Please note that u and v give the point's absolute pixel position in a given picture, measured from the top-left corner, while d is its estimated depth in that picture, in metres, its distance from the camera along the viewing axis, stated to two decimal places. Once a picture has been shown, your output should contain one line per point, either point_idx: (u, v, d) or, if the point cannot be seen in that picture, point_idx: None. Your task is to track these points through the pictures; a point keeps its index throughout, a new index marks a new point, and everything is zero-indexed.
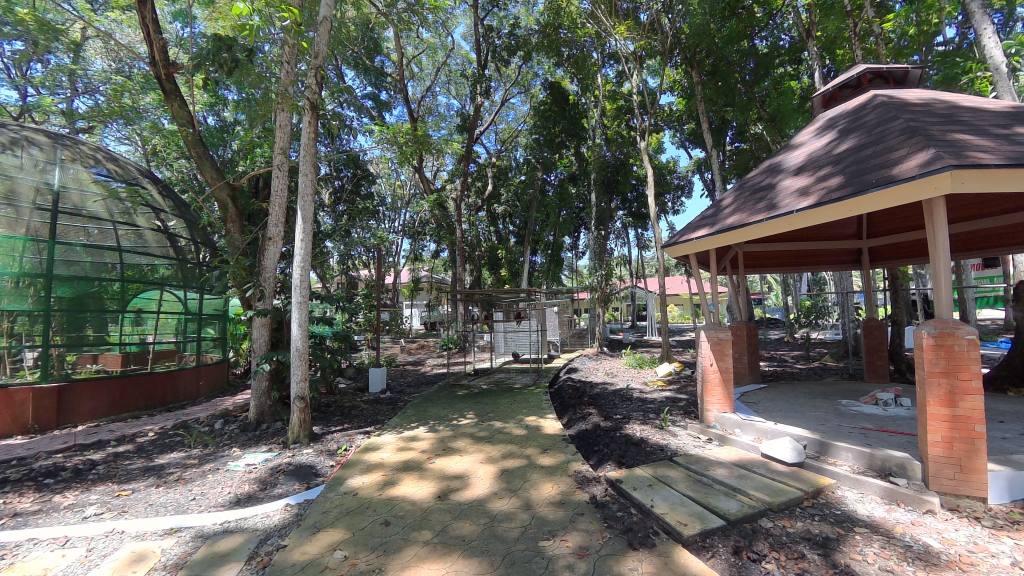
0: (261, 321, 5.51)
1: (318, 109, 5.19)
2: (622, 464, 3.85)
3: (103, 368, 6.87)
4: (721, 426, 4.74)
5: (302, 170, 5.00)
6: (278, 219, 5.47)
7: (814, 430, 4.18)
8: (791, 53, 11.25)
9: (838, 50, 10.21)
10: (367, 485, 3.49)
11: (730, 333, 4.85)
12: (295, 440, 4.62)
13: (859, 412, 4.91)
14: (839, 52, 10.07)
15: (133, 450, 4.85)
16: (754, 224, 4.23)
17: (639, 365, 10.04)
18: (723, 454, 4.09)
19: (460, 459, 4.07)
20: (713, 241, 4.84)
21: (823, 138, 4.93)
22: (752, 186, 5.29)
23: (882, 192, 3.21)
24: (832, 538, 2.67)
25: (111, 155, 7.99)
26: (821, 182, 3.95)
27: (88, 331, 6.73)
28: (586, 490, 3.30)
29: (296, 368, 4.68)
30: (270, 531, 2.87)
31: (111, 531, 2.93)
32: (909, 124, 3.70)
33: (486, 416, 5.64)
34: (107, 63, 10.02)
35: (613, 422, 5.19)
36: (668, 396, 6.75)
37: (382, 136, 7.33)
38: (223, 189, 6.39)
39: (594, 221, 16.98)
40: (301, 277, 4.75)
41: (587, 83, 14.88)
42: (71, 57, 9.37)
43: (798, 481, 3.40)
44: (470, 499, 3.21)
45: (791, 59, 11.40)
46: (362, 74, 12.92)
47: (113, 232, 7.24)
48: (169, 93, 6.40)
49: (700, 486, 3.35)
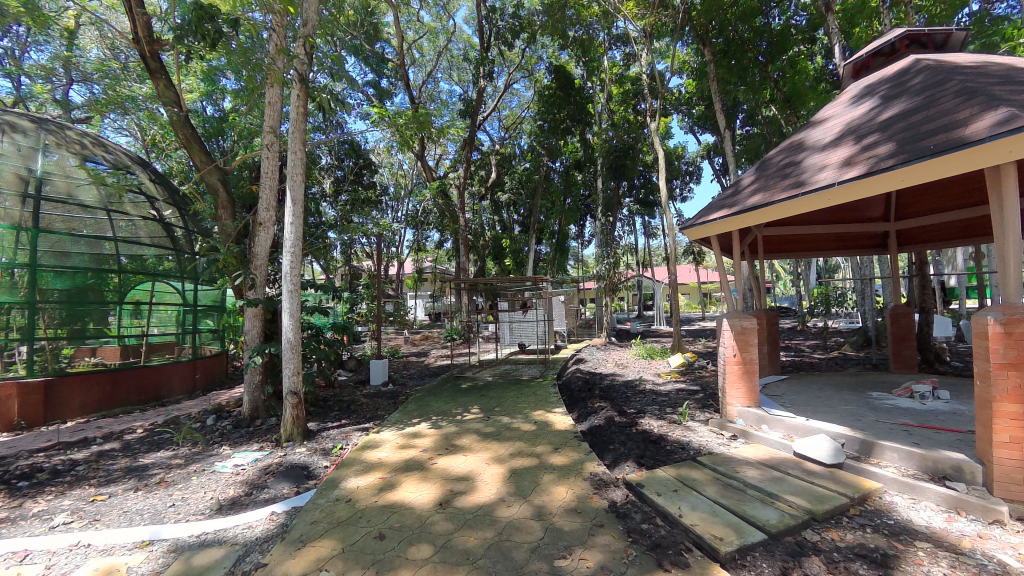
0: (253, 311, 5.20)
1: (308, 81, 4.68)
2: (641, 465, 3.50)
3: (101, 360, 6.80)
4: (745, 421, 4.39)
5: (290, 147, 4.56)
6: (268, 203, 5.14)
7: (853, 427, 3.81)
8: (807, 31, 10.70)
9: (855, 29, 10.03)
10: (363, 489, 3.17)
11: (756, 322, 4.48)
12: (288, 438, 4.32)
13: (895, 405, 4.54)
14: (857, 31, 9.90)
15: (119, 448, 4.61)
16: (786, 199, 3.80)
17: (649, 356, 9.63)
18: (752, 452, 3.75)
19: (465, 459, 3.74)
20: (736, 221, 4.39)
21: (857, 106, 4.47)
22: (774, 162, 4.83)
23: (945, 157, 2.78)
24: (890, 554, 2.35)
25: (101, 141, 7.68)
26: (861, 151, 3.52)
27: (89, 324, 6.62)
28: (604, 496, 2.95)
29: (288, 362, 4.35)
30: (251, 545, 2.55)
31: (76, 544, 2.63)
32: (965, 84, 3.28)
33: (491, 410, 5.32)
34: (101, 51, 9.77)
35: (627, 417, 4.87)
36: (683, 388, 6.41)
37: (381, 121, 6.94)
38: (213, 173, 6.10)
39: (602, 209, 16.51)
40: (292, 264, 4.41)
41: (592, 67, 14.52)
42: (64, 45, 9.12)
43: (840, 485, 3.07)
44: (475, 505, 2.87)
45: (805, 38, 10.87)
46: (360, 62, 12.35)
47: (108, 222, 7.07)
48: (153, 72, 6.05)
49: (732, 492, 3.00)
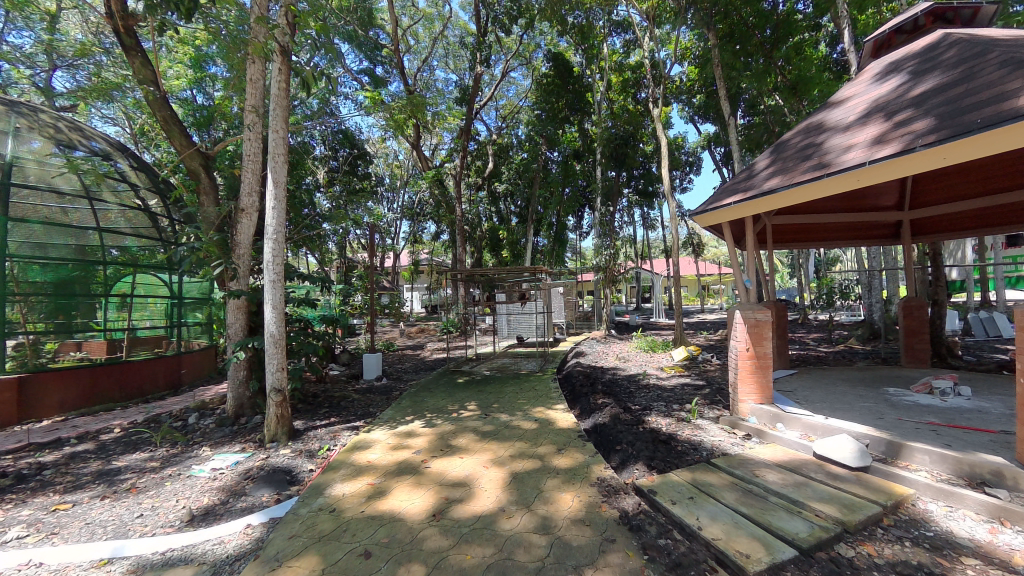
0: (236, 303, 4.89)
1: (291, 54, 4.32)
2: (651, 468, 3.25)
3: (88, 355, 6.62)
4: (758, 419, 4.15)
5: (271, 125, 4.21)
6: (250, 187, 4.85)
7: (876, 427, 3.58)
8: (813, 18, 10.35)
9: (861, 16, 9.75)
10: (351, 496, 2.90)
11: (771, 314, 4.22)
12: (271, 439, 4.05)
13: (914, 403, 4.32)
14: (862, 18, 9.64)
15: (93, 450, 4.34)
16: (809, 181, 3.50)
17: (651, 349, 9.40)
18: (769, 453, 3.51)
19: (461, 460, 3.47)
20: (752, 206, 4.09)
21: (883, 83, 4.18)
22: (792, 143, 4.51)
23: (997, 131, 2.49)
24: (935, 572, 2.10)
25: (75, 122, 7.10)
26: (893, 129, 3.23)
27: (76, 317, 6.41)
28: (614, 505, 2.68)
29: (270, 357, 4.05)
30: (221, 565, 2.27)
31: (27, 563, 2.37)
32: (1010, 54, 3.00)
33: (489, 407, 5.05)
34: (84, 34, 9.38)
35: (633, 414, 4.61)
36: (688, 382, 6.17)
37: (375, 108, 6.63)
38: (194, 157, 5.74)
39: (601, 199, 16.22)
40: (274, 252, 4.10)
41: (592, 53, 14.31)
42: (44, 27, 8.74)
43: (868, 491, 2.84)
44: (473, 515, 2.61)
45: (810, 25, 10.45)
46: (356, 48, 11.54)
47: (90, 212, 6.82)
48: (128, 49, 5.65)
49: (752, 499, 2.76)
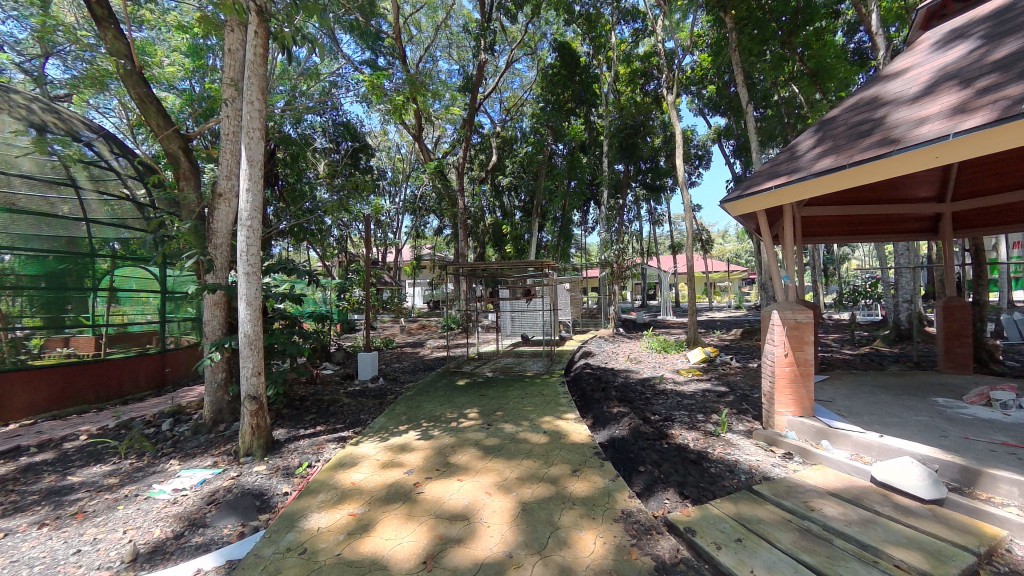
0: (213, 299, 4.44)
1: (268, 14, 3.79)
2: (683, 499, 2.77)
3: (74, 351, 6.23)
4: (797, 435, 3.67)
5: (246, 96, 3.72)
6: (229, 170, 4.38)
7: (942, 448, 3.08)
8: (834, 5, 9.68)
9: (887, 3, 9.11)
10: (328, 532, 2.43)
11: (811, 315, 3.72)
12: (247, 452, 3.60)
13: (972, 417, 3.81)
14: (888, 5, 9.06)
15: (52, 460, 3.89)
16: (871, 159, 2.98)
17: (663, 350, 8.90)
18: (820, 478, 3.02)
19: (460, 484, 2.99)
20: (797, 190, 3.59)
21: (949, 50, 3.63)
22: (840, 119, 3.97)
23: None
24: None
25: (53, 106, 6.53)
26: (978, 97, 2.71)
27: (67, 312, 6.11)
28: (647, 551, 2.20)
29: (245, 360, 3.58)
30: None
31: None
32: None
33: (493, 415, 4.58)
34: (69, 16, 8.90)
35: (654, 426, 4.11)
36: (708, 388, 5.68)
37: (372, 94, 6.15)
38: (172, 139, 5.20)
39: (609, 193, 15.66)
40: (248, 240, 3.63)
41: (600, 43, 13.23)
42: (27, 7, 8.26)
43: (951, 531, 2.36)
44: (475, 562, 2.14)
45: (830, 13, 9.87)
46: (358, 38, 11.08)
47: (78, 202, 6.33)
48: (100, 21, 5.15)
49: (813, 543, 2.27)
